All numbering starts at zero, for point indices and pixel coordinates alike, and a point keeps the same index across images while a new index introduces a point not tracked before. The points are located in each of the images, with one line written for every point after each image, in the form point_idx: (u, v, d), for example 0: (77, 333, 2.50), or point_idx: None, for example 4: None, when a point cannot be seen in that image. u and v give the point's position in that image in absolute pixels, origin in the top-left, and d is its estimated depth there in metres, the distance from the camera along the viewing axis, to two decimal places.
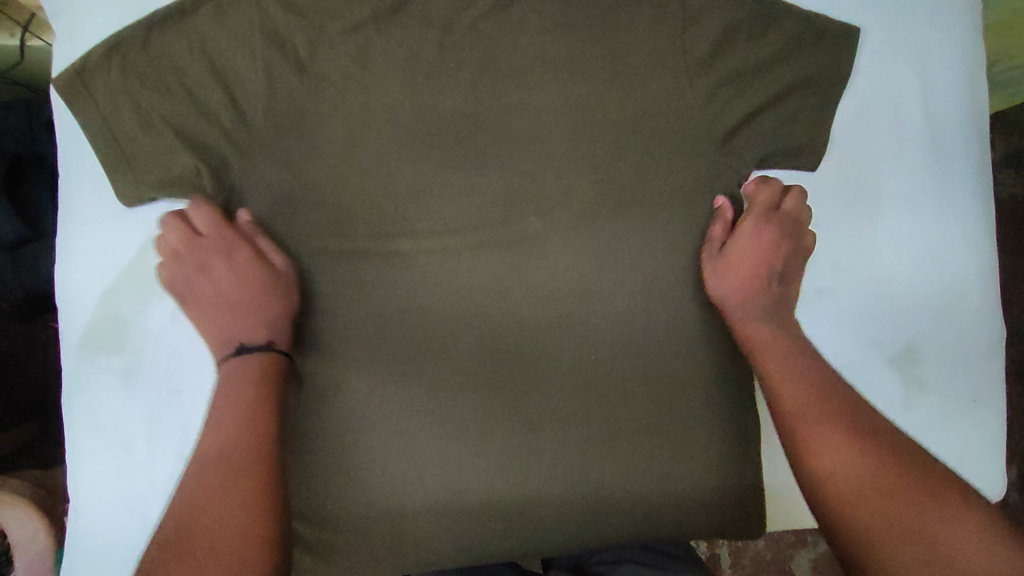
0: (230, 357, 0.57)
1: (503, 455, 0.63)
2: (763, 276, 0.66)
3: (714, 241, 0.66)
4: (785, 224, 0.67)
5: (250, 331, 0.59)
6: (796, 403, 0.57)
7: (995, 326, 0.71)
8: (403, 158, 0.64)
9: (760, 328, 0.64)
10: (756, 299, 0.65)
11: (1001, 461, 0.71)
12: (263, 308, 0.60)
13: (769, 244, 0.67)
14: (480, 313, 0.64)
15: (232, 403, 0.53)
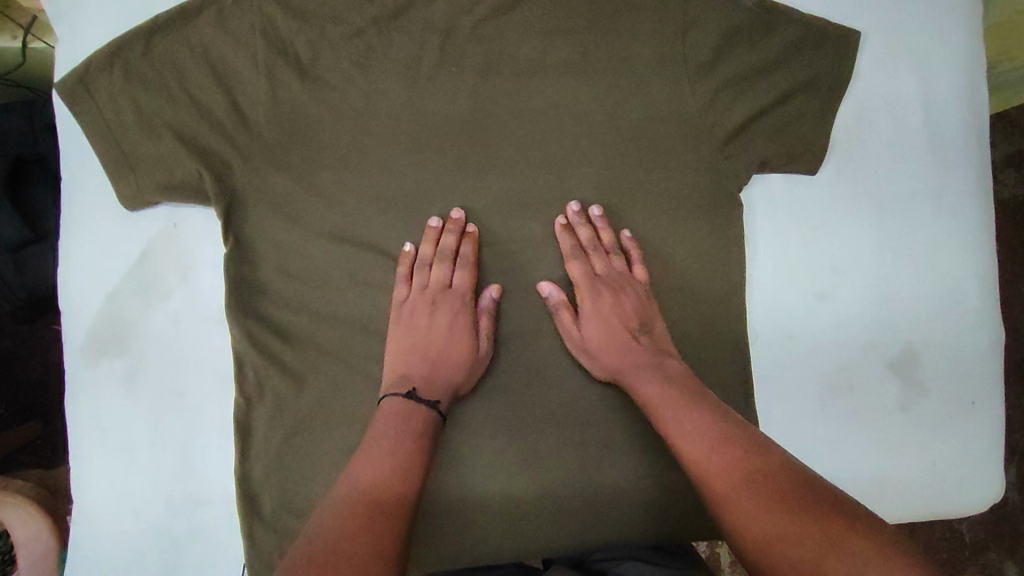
0: (399, 397, 0.57)
1: (506, 457, 0.64)
2: (623, 340, 0.62)
3: (570, 331, 0.63)
4: (611, 279, 0.65)
5: (448, 380, 0.60)
6: (707, 460, 0.51)
7: (994, 329, 0.71)
8: (406, 162, 0.64)
9: (652, 387, 0.58)
10: (634, 363, 0.60)
11: (999, 463, 0.71)
12: (456, 363, 0.61)
13: (612, 306, 0.63)
14: (483, 317, 0.65)
15: (397, 441, 0.53)
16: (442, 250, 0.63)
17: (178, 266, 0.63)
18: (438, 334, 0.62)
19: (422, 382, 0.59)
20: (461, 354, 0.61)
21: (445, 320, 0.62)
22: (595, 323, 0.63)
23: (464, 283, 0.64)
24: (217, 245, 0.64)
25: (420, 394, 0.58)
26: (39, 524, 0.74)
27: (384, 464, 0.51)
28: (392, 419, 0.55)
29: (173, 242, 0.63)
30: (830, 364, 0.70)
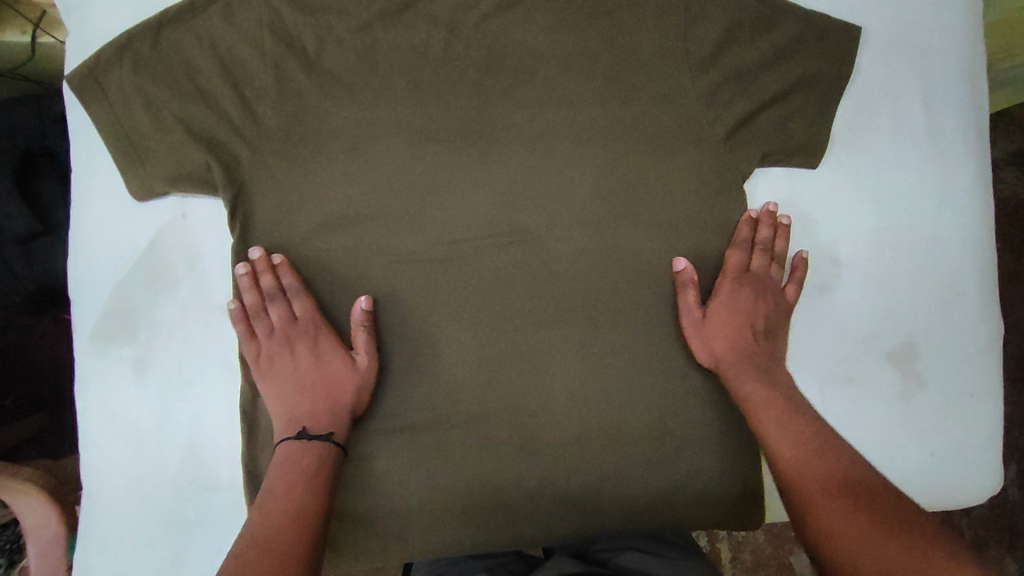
0: (290, 440, 0.58)
1: (507, 447, 0.65)
2: (745, 337, 0.66)
3: (690, 308, 0.66)
4: (758, 277, 0.68)
5: (323, 416, 0.60)
6: (798, 464, 0.57)
7: (992, 320, 0.72)
8: (411, 156, 0.65)
9: (754, 388, 0.63)
10: (749, 365, 0.65)
11: (997, 454, 0.72)
12: (342, 386, 0.62)
13: (750, 302, 0.67)
14: (485, 309, 0.66)
15: (288, 482, 0.55)
16: (267, 293, 0.62)
17: (186, 255, 0.64)
18: (311, 368, 0.62)
19: (314, 419, 0.60)
20: (342, 380, 0.62)
21: (306, 352, 0.62)
22: (721, 311, 0.66)
23: (307, 308, 0.63)
24: (224, 236, 0.65)
25: (312, 431, 0.59)
26: (48, 510, 0.75)
27: (277, 502, 0.54)
28: (287, 465, 0.57)
29: (181, 233, 0.64)
30: (831, 356, 0.71)
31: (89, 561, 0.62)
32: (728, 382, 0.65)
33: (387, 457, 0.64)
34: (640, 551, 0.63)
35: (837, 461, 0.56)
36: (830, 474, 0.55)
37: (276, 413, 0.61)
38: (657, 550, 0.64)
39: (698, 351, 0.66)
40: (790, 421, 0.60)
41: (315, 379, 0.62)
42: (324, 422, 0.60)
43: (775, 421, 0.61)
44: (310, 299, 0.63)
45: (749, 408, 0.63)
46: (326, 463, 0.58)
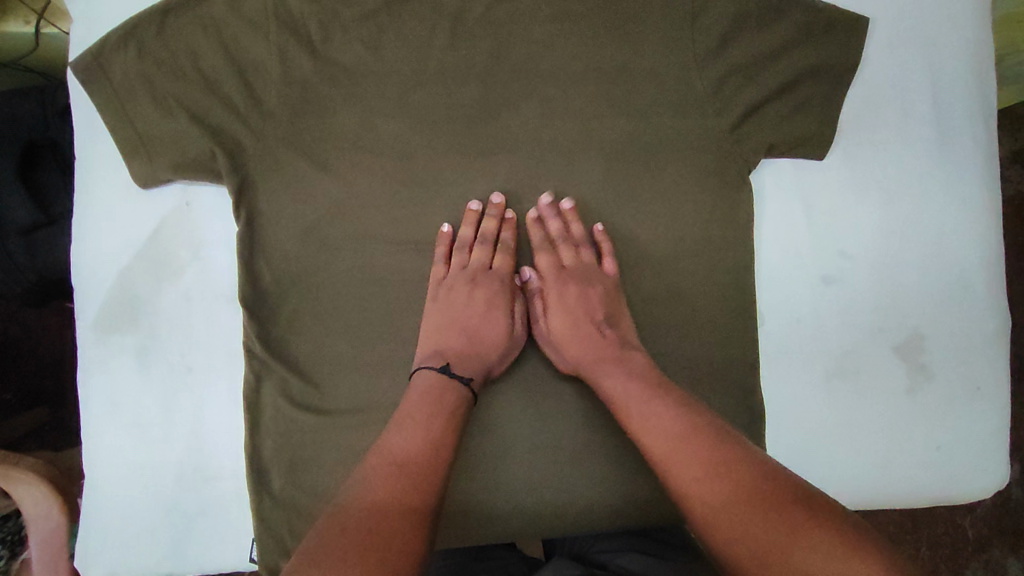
0: (433, 371, 0.58)
1: (510, 436, 0.65)
2: (587, 329, 0.62)
3: (538, 319, 0.65)
4: (578, 272, 0.65)
5: (465, 359, 0.60)
6: (668, 452, 0.51)
7: (1000, 314, 0.71)
8: (415, 145, 0.65)
9: (619, 382, 0.58)
10: (606, 356, 0.61)
11: (1004, 448, 0.71)
12: (490, 338, 0.62)
13: (576, 296, 0.64)
14: (490, 299, 0.65)
15: (427, 414, 0.54)
16: (483, 236, 0.65)
17: (190, 243, 0.64)
18: (475, 313, 0.63)
19: (458, 360, 0.60)
20: (496, 331, 0.63)
21: (483, 299, 0.63)
22: (560, 314, 0.63)
23: (503, 266, 0.65)
24: (228, 223, 0.64)
25: (454, 369, 0.59)
26: (50, 503, 0.75)
27: (417, 433, 0.52)
28: (425, 395, 0.56)
29: (185, 220, 0.64)
30: (836, 348, 0.70)
31: (91, 549, 0.62)
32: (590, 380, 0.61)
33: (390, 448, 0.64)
34: (639, 552, 0.65)
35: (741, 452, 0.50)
36: (710, 463, 0.49)
37: (427, 342, 0.61)
38: (656, 550, 0.65)
39: (558, 361, 0.64)
40: (643, 406, 0.55)
41: (484, 321, 0.63)
42: (467, 365, 0.60)
43: (639, 408, 0.55)
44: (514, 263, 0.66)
45: (619, 406, 0.57)
46: (462, 407, 0.56)
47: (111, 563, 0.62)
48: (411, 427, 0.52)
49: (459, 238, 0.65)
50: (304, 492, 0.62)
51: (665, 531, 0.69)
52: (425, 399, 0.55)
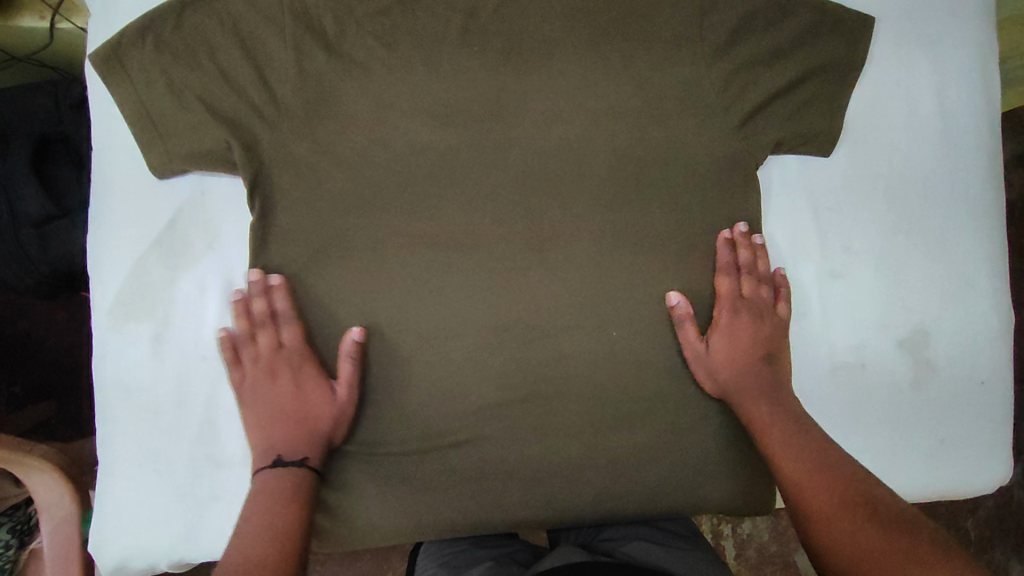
0: (268, 468, 0.59)
1: (519, 427, 0.66)
2: (746, 362, 0.67)
3: (693, 343, 0.66)
4: (752, 303, 0.68)
5: (298, 439, 0.61)
6: (806, 474, 0.58)
7: (1003, 310, 0.72)
8: (427, 139, 0.66)
9: (771, 415, 0.64)
10: (757, 391, 0.66)
11: (1007, 443, 0.72)
12: (317, 410, 0.62)
13: (747, 329, 0.67)
14: (500, 292, 0.66)
15: (262, 510, 0.55)
16: (257, 317, 0.63)
17: (205, 233, 0.65)
18: (288, 398, 0.62)
19: (286, 445, 0.60)
20: (318, 407, 0.62)
21: (289, 383, 0.62)
22: (722, 341, 0.67)
23: (294, 337, 0.63)
24: (243, 214, 0.65)
25: (285, 459, 0.59)
26: (61, 490, 0.76)
27: (252, 534, 0.53)
28: (257, 495, 0.57)
29: (199, 211, 0.65)
30: (842, 343, 0.71)
31: (105, 533, 0.63)
32: (737, 407, 0.66)
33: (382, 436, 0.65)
34: (645, 541, 0.68)
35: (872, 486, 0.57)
36: (838, 491, 0.56)
37: (255, 447, 0.61)
38: (661, 540, 0.69)
39: (704, 383, 0.67)
40: (783, 429, 0.62)
41: (301, 396, 0.62)
42: (301, 448, 0.61)
43: (779, 428, 0.63)
44: (301, 330, 0.63)
45: (758, 430, 0.64)
46: (300, 489, 0.58)
47: (123, 548, 0.63)
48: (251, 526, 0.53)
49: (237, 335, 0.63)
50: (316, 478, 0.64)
51: (662, 519, 0.72)
52: (258, 498, 0.56)
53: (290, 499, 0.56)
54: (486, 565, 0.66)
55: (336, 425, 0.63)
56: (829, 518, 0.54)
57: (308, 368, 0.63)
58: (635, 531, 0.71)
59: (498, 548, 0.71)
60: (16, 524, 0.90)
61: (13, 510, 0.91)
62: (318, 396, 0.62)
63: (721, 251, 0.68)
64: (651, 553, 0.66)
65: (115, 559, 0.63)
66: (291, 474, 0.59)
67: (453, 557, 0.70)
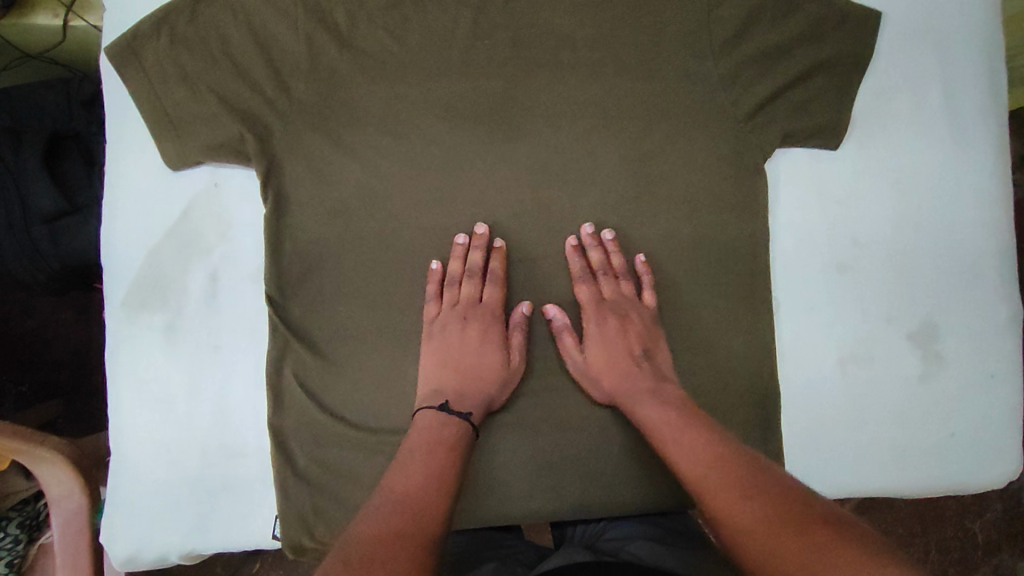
0: (429, 409, 0.59)
1: (529, 417, 0.67)
2: (621, 363, 0.63)
3: (571, 355, 0.65)
4: (616, 304, 0.66)
5: (473, 394, 0.62)
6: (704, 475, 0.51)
7: (1012, 302, 0.72)
8: (438, 132, 0.66)
9: (655, 414, 0.59)
10: (620, 394, 0.62)
11: (1016, 437, 0.72)
12: (484, 366, 0.63)
13: (615, 329, 0.65)
14: (509, 284, 0.67)
15: (429, 447, 0.55)
16: (470, 268, 0.65)
17: (218, 224, 0.65)
18: (468, 348, 0.63)
19: (457, 394, 0.61)
20: (491, 362, 0.63)
21: (477, 333, 0.64)
22: (598, 347, 0.64)
23: (493, 299, 0.65)
24: (257, 207, 0.66)
25: (453, 407, 0.59)
26: (72, 483, 0.76)
27: (419, 468, 0.52)
28: (424, 433, 0.56)
29: (214, 203, 0.65)
30: (851, 335, 0.71)
31: (116, 523, 0.64)
32: (628, 411, 0.61)
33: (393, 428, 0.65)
34: (649, 539, 0.66)
35: (769, 479, 0.50)
36: (745, 488, 0.49)
37: (425, 382, 0.62)
38: (666, 538, 0.67)
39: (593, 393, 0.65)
40: (678, 430, 0.56)
41: (476, 352, 0.63)
42: (465, 399, 0.61)
43: (674, 430, 0.56)
44: (504, 292, 0.66)
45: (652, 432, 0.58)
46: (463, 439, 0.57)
47: (134, 537, 0.63)
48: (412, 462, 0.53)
49: (449, 274, 0.65)
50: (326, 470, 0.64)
51: (669, 518, 0.70)
52: (421, 442, 0.55)
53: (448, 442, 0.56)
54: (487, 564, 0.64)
55: (502, 388, 0.64)
56: (741, 521, 0.47)
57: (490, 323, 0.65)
58: (639, 529, 0.69)
59: (500, 546, 0.70)
60: (25, 520, 0.90)
61: (21, 506, 0.91)
62: (490, 351, 0.64)
63: (572, 259, 0.66)
64: (653, 549, 0.64)
65: (127, 549, 0.63)
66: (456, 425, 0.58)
67: (455, 555, 0.68)
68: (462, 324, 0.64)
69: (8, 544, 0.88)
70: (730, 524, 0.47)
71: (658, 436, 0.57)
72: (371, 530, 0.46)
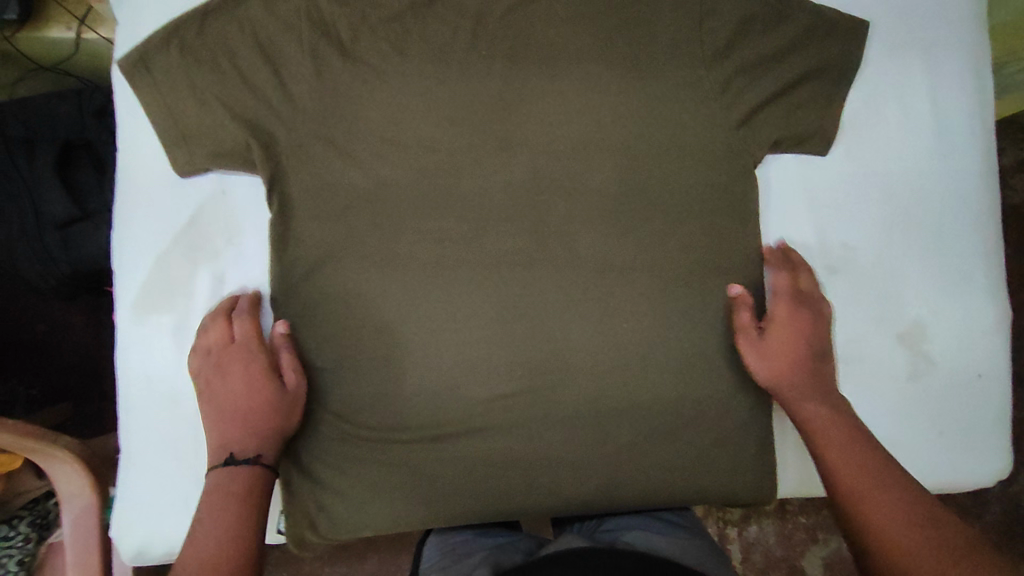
0: (217, 467, 0.60)
1: (526, 416, 0.68)
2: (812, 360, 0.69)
3: (754, 333, 0.69)
4: (810, 302, 0.70)
5: (246, 439, 0.61)
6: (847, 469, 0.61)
7: (999, 302, 0.74)
8: (437, 139, 0.69)
9: (820, 417, 0.66)
10: (805, 383, 0.68)
11: (1005, 434, 0.73)
12: (263, 404, 0.62)
13: (806, 324, 0.69)
14: (508, 286, 0.69)
15: (218, 507, 0.57)
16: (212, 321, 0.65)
17: (225, 228, 0.68)
18: (236, 391, 0.63)
19: (239, 442, 0.61)
20: (267, 395, 0.62)
21: (239, 374, 0.63)
22: (784, 335, 0.69)
23: (244, 330, 0.65)
24: (262, 213, 0.68)
25: (237, 456, 0.60)
26: (82, 481, 0.79)
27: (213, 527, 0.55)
28: (217, 491, 0.58)
29: (220, 209, 0.67)
30: (841, 335, 0.72)
31: (126, 518, 0.66)
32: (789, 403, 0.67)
33: (394, 425, 0.67)
34: (644, 529, 0.70)
35: (885, 509, 0.57)
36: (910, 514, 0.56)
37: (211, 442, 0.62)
38: (662, 528, 0.70)
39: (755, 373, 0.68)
40: (848, 453, 0.62)
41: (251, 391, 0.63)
42: (252, 444, 0.61)
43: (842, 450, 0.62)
44: (255, 323, 0.65)
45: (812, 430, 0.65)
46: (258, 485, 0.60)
47: (143, 532, 0.65)
48: (216, 524, 0.55)
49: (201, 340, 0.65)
50: (330, 464, 0.67)
51: (663, 510, 0.74)
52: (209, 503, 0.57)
53: (248, 490, 0.59)
54: (485, 556, 0.67)
55: (289, 414, 0.63)
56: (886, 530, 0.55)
57: (255, 362, 0.63)
58: (637, 522, 0.72)
59: (499, 538, 0.72)
60: (36, 518, 0.93)
61: (32, 505, 0.94)
62: (263, 390, 0.63)
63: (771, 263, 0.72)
64: (650, 541, 0.66)
65: (136, 544, 0.65)
66: (250, 472, 0.60)
67: (454, 547, 0.71)
68: (222, 373, 0.63)
69: (19, 542, 0.90)
70: (879, 522, 0.56)
71: (825, 451, 0.64)
72: None
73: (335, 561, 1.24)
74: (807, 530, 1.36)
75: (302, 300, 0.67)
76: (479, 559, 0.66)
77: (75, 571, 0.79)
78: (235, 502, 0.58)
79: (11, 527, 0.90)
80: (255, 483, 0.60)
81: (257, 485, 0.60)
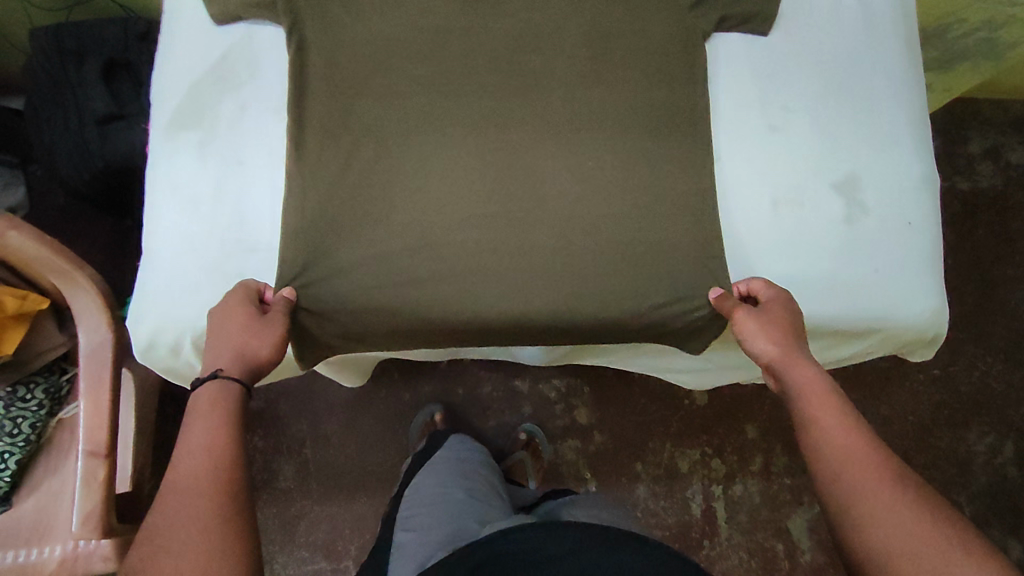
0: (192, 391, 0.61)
1: (500, 240, 0.77)
2: (796, 336, 0.71)
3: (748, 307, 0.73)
4: (780, 300, 0.73)
5: (217, 359, 0.64)
6: (838, 438, 0.61)
7: (924, 163, 0.84)
8: (432, 8, 0.80)
9: (815, 380, 0.66)
10: (802, 353, 0.69)
11: (934, 278, 0.82)
12: (236, 328, 0.66)
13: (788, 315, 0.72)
14: (489, 133, 0.79)
15: (212, 412, 0.59)
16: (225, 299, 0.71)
17: (249, 67, 0.79)
18: (217, 323, 0.67)
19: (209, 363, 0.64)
20: (242, 321, 0.67)
21: (224, 310, 0.68)
22: (776, 319, 0.71)
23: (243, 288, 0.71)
24: (281, 56, 0.79)
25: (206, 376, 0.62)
26: (99, 316, 0.84)
27: (203, 430, 0.57)
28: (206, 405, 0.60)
29: (246, 50, 0.79)
30: (785, 182, 0.81)
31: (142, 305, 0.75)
32: (789, 368, 0.68)
33: (387, 244, 0.76)
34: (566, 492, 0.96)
35: (873, 479, 0.57)
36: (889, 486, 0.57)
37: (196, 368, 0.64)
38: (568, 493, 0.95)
39: (754, 339, 0.71)
40: (850, 435, 0.61)
41: (229, 321, 0.67)
42: (219, 360, 0.63)
43: (848, 432, 0.61)
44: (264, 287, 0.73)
45: (808, 394, 0.65)
46: (233, 395, 0.61)
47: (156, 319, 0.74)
48: (183, 482, 0.54)
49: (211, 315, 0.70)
50: (327, 273, 0.75)
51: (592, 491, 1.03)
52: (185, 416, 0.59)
53: (215, 409, 0.59)
54: (461, 516, 0.81)
55: (259, 334, 0.67)
56: (870, 504, 0.56)
57: (240, 297, 0.69)
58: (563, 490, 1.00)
59: (471, 500, 0.86)
60: (49, 386, 0.96)
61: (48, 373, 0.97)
62: (237, 318, 0.67)
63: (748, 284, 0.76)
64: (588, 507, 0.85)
65: (149, 330, 0.74)
66: (217, 386, 0.61)
67: (431, 503, 0.84)
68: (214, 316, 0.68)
69: (33, 406, 0.94)
70: (874, 515, 0.55)
71: (846, 460, 0.59)
72: (188, 483, 0.54)
73: (326, 496, 1.28)
74: (791, 490, 1.37)
75: (313, 132, 0.77)
76: (455, 520, 0.80)
77: (86, 400, 0.84)
78: (206, 427, 0.58)
79: (27, 390, 0.94)
80: (222, 395, 0.60)
81: (226, 395, 0.61)
